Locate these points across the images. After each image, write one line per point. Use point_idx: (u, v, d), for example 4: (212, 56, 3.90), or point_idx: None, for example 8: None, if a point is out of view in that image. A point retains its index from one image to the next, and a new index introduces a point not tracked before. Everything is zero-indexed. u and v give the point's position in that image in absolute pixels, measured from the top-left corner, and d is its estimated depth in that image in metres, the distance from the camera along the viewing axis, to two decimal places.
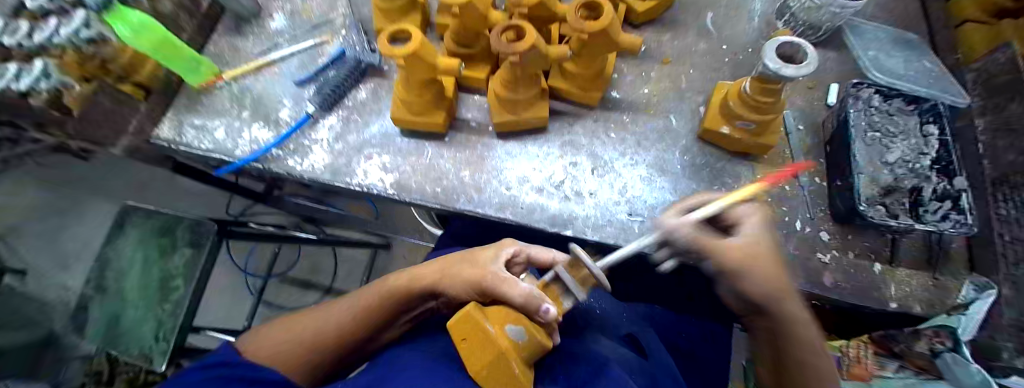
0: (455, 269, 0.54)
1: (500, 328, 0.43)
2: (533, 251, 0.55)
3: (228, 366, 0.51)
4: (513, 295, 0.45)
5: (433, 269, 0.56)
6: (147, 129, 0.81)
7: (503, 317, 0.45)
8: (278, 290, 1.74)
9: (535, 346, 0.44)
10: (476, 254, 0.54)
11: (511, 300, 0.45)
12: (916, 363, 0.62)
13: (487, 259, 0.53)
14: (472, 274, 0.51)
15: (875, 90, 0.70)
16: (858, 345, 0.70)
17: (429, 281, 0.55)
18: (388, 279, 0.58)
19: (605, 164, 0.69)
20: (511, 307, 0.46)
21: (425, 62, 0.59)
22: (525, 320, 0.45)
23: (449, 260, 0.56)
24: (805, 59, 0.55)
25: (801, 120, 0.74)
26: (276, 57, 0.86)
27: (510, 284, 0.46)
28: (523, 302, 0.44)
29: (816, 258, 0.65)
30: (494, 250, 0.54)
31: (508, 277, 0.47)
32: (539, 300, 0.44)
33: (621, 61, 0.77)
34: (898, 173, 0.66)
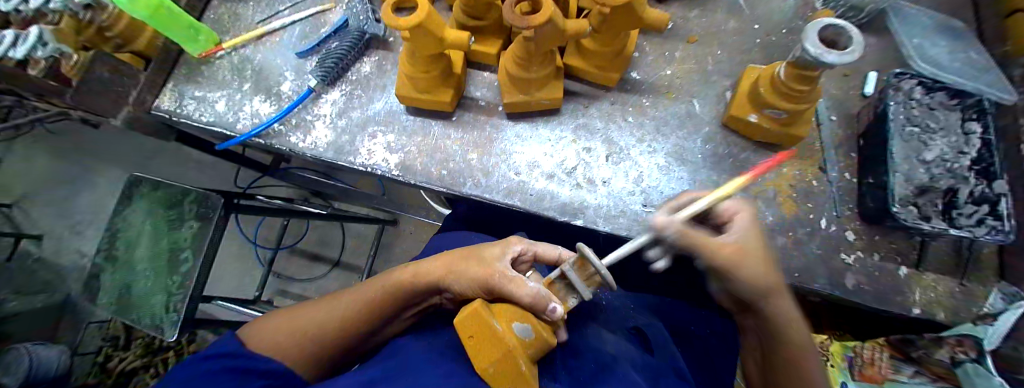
0: (462, 265, 0.52)
1: (507, 326, 0.41)
2: (541, 248, 0.53)
3: (235, 358, 0.49)
4: (522, 294, 0.43)
5: (438, 263, 0.54)
6: (148, 100, 0.78)
7: (512, 314, 0.42)
8: (287, 262, 1.76)
9: (542, 343, 0.43)
10: (481, 251, 0.52)
11: (517, 298, 0.43)
12: (936, 370, 0.59)
13: (493, 257, 0.51)
14: (479, 270, 0.49)
15: (918, 82, 0.64)
16: (874, 346, 0.65)
17: (435, 277, 0.53)
18: (392, 273, 0.56)
19: (621, 151, 0.66)
20: (519, 305, 0.44)
21: (432, 34, 0.55)
22: (533, 317, 0.43)
23: (453, 255, 0.54)
24: (849, 45, 0.50)
25: (834, 110, 0.68)
26: (278, 25, 0.81)
27: (517, 283, 0.44)
28: (532, 300, 0.43)
29: (839, 258, 0.61)
30: (500, 247, 0.52)
31: (516, 276, 0.45)
32: (547, 297, 0.43)
33: (643, 39, 0.72)
34: (935, 173, 0.61)
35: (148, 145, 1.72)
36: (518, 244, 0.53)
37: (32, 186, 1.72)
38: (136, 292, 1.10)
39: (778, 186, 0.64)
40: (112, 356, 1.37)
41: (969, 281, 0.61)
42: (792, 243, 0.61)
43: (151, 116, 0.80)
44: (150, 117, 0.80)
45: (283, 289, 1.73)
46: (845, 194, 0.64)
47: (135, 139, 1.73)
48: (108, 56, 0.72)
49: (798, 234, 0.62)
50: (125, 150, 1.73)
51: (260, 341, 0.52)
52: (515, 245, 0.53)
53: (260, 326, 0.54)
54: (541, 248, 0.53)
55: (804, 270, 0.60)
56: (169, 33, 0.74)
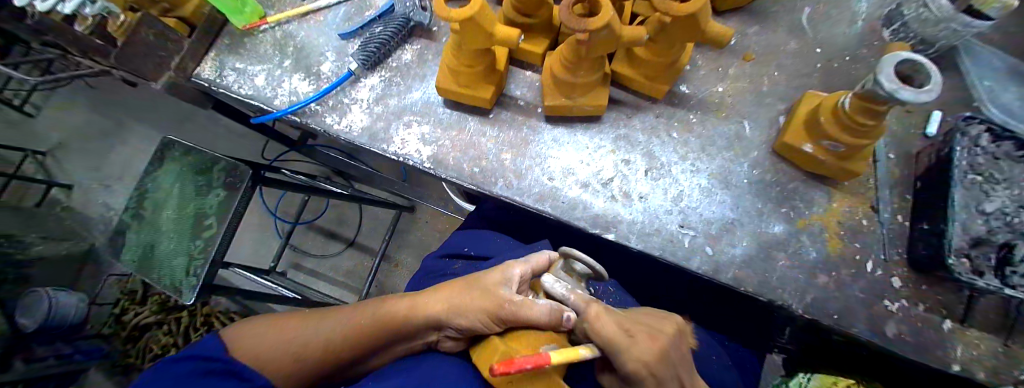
0: (464, 300, 0.54)
1: (537, 354, 0.48)
2: (534, 263, 0.57)
3: (216, 361, 0.55)
4: (538, 315, 0.50)
5: (438, 300, 0.57)
6: (189, 68, 0.79)
7: (537, 340, 0.50)
8: (304, 237, 1.78)
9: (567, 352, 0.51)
10: (485, 282, 0.55)
11: (536, 323, 0.50)
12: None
13: (494, 286, 0.54)
14: (480, 304, 0.52)
15: (987, 128, 0.58)
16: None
17: (433, 312, 0.56)
18: (388, 302, 0.59)
19: (662, 167, 0.63)
20: (538, 328, 0.51)
21: (483, 28, 0.54)
22: (553, 333, 0.51)
23: (452, 292, 0.57)
24: (926, 80, 0.47)
25: (893, 148, 0.64)
26: (324, 4, 0.81)
27: (529, 307, 0.50)
28: (550, 319, 0.50)
29: (882, 304, 0.58)
30: (500, 274, 0.55)
31: (525, 299, 0.50)
32: (561, 311, 0.51)
33: (696, 52, 0.69)
34: (993, 225, 0.56)
35: (182, 109, 1.76)
36: (514, 266, 0.56)
37: (67, 136, 1.77)
38: (160, 252, 1.11)
39: (824, 222, 0.60)
40: (128, 309, 1.42)
41: (1015, 342, 0.56)
42: (834, 284, 0.58)
43: (191, 83, 0.81)
44: (189, 84, 0.81)
45: (297, 262, 1.75)
46: (895, 237, 0.60)
47: (170, 101, 1.76)
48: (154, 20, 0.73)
49: (841, 274, 0.58)
50: (161, 111, 1.76)
51: (249, 351, 0.57)
52: (511, 267, 0.56)
53: (251, 329, 0.60)
54: (532, 263, 0.57)
55: (843, 312, 0.57)
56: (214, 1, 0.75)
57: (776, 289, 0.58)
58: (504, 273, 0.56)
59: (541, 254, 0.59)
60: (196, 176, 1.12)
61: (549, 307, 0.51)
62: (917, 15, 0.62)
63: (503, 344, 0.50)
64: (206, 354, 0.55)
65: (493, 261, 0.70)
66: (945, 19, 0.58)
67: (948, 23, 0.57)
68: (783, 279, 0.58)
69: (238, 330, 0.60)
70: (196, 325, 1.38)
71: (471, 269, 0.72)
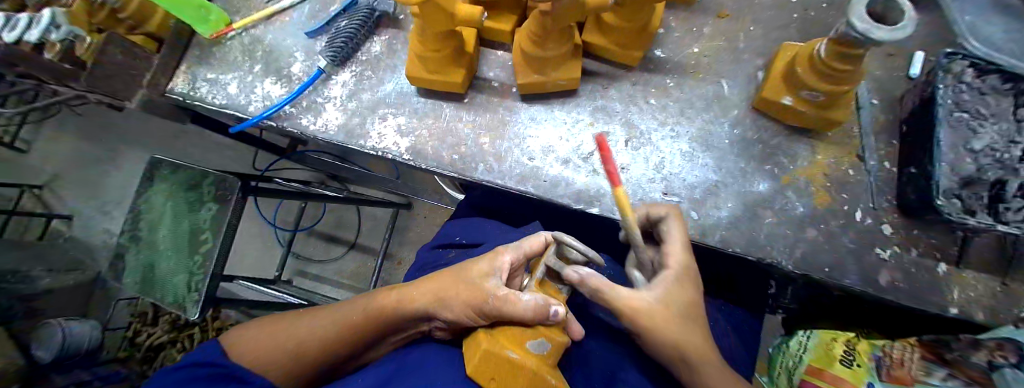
0: (451, 292, 0.54)
1: (523, 350, 0.45)
2: (526, 248, 0.56)
3: (217, 366, 0.55)
4: (522, 310, 0.47)
5: (426, 290, 0.57)
6: (161, 83, 0.78)
7: (523, 335, 0.46)
8: (305, 243, 1.79)
9: (559, 346, 0.48)
10: (470, 272, 0.54)
11: (521, 318, 0.47)
12: (971, 373, 0.50)
13: (481, 277, 0.53)
14: (467, 296, 0.52)
15: (970, 63, 0.56)
16: (904, 346, 0.56)
17: (421, 304, 0.56)
18: (376, 295, 0.60)
19: (641, 135, 0.62)
20: (523, 324, 0.47)
21: (443, 10, 0.52)
22: (542, 327, 0.48)
23: (439, 282, 0.56)
24: (899, 18, 0.45)
25: (876, 93, 0.63)
26: (288, 4, 0.79)
27: (514, 301, 0.47)
28: (536, 314, 0.47)
29: (874, 252, 0.57)
30: (488, 263, 0.54)
31: (509, 293, 0.48)
32: (548, 305, 0.47)
33: (669, 14, 0.67)
34: (982, 163, 0.54)
35: (170, 128, 1.75)
36: (504, 253, 0.55)
37: (61, 166, 1.78)
38: (160, 272, 1.12)
39: (811, 175, 0.59)
40: (140, 331, 1.45)
41: (1013, 279, 0.55)
42: (823, 237, 0.57)
43: (165, 99, 0.80)
44: (164, 99, 0.80)
45: (300, 269, 1.76)
46: (883, 184, 0.59)
47: (157, 121, 1.76)
48: (120, 39, 0.72)
49: (830, 226, 0.58)
50: (150, 133, 1.76)
51: (245, 355, 0.57)
52: (501, 254, 0.55)
53: (248, 334, 0.60)
54: (524, 247, 0.56)
55: (835, 265, 0.57)
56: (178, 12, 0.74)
57: (766, 247, 0.57)
58: (492, 262, 0.55)
59: (536, 236, 0.57)
60: (186, 192, 1.11)
61: (534, 303, 0.47)
62: None
63: (488, 340, 0.46)
64: (203, 360, 0.56)
65: (483, 247, 0.70)
66: None
67: None
68: (772, 237, 0.57)
69: (234, 337, 0.61)
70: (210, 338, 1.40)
71: (462, 257, 0.73)
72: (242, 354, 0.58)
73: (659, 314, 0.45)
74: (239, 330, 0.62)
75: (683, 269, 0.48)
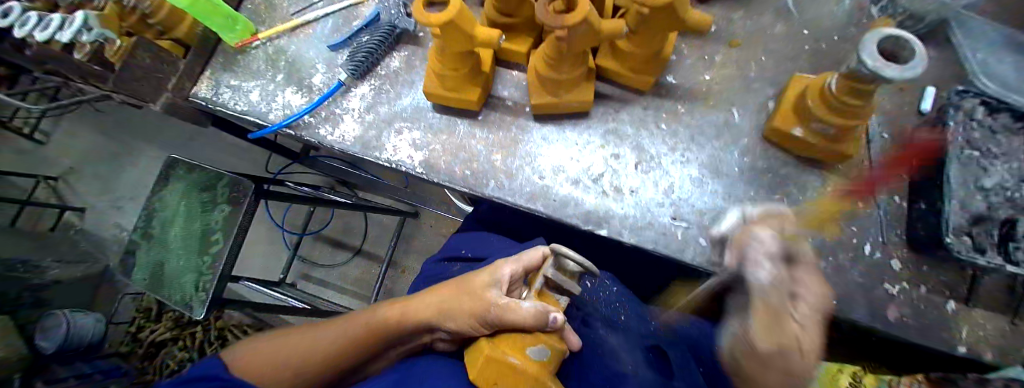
0: (455, 303, 0.56)
1: (525, 356, 0.48)
2: (526, 260, 0.57)
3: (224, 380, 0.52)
4: (523, 318, 0.50)
5: (432, 303, 0.59)
6: (185, 88, 0.80)
7: (524, 341, 0.49)
8: (311, 248, 1.81)
9: (558, 353, 0.50)
10: (473, 284, 0.57)
11: (521, 326, 0.50)
12: None
13: (482, 288, 0.55)
14: (469, 306, 0.54)
15: (982, 101, 0.57)
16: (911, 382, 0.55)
17: (426, 316, 0.59)
18: (380, 308, 0.61)
19: (651, 159, 0.63)
20: (524, 331, 0.50)
21: (463, 31, 0.54)
22: (541, 334, 0.51)
23: (443, 295, 0.59)
24: (912, 57, 0.46)
25: (887, 127, 0.63)
26: (312, 17, 0.82)
27: (515, 310, 0.50)
28: (536, 321, 0.50)
29: (882, 287, 0.57)
30: (489, 276, 0.57)
31: (510, 302, 0.51)
32: (547, 312, 0.50)
33: (681, 41, 0.69)
34: (992, 202, 0.55)
35: (187, 128, 1.79)
36: (504, 266, 0.57)
37: (79, 161, 1.82)
38: (169, 270, 1.14)
39: (819, 206, 0.60)
40: (144, 327, 1.46)
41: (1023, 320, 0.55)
42: (831, 269, 0.57)
43: (188, 103, 0.83)
44: (187, 104, 0.83)
45: (305, 273, 1.78)
46: (892, 218, 0.59)
47: (174, 120, 1.80)
48: (148, 44, 0.74)
49: (838, 258, 0.58)
50: (167, 132, 1.80)
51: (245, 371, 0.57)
52: (501, 267, 0.57)
53: (248, 349, 0.60)
54: (523, 260, 0.57)
55: (842, 297, 0.56)
56: (204, 20, 0.76)
57: None
58: (494, 275, 0.57)
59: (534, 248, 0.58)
60: (201, 194, 1.14)
61: (534, 310, 0.50)
62: None
63: (490, 346, 0.49)
64: (211, 374, 0.53)
65: (487, 260, 0.72)
66: None
67: None
68: None
69: (233, 352, 0.60)
70: (211, 339, 1.42)
71: (465, 270, 0.74)
72: (242, 371, 0.57)
73: (796, 353, 0.38)
74: (239, 346, 0.61)
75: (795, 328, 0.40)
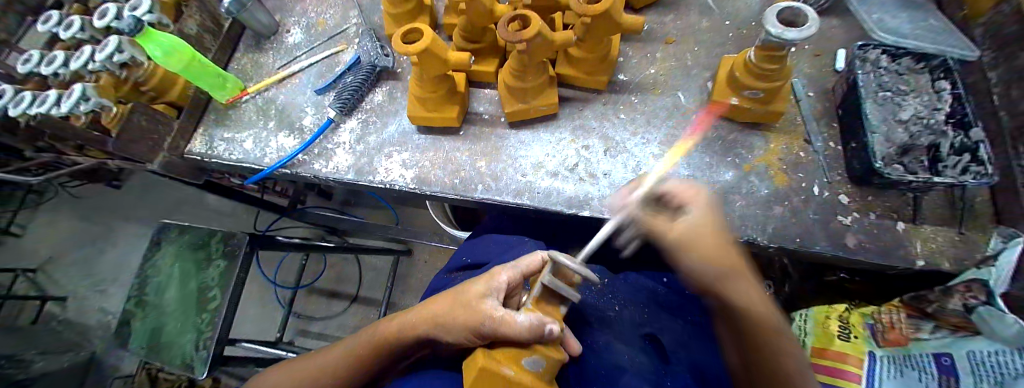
0: (449, 316, 0.59)
1: (519, 367, 0.50)
2: (521, 268, 0.61)
3: None
4: (518, 331, 0.50)
5: (423, 316, 0.62)
6: (181, 146, 0.87)
7: (519, 353, 0.51)
8: (306, 302, 1.80)
9: (555, 362, 0.52)
10: (467, 295, 0.59)
11: (519, 338, 0.50)
12: (952, 321, 0.58)
13: (479, 300, 0.57)
14: (463, 317, 0.56)
15: (882, 51, 0.69)
16: (891, 310, 0.65)
17: (422, 330, 0.61)
18: (379, 327, 0.65)
19: (618, 145, 0.71)
20: (522, 344, 0.52)
21: (438, 56, 0.63)
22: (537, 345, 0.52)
23: (435, 308, 0.61)
24: (807, 22, 0.56)
25: (811, 88, 0.74)
26: (296, 68, 0.90)
27: (510, 322, 0.51)
28: (530, 335, 0.50)
29: (837, 220, 0.64)
30: (484, 285, 0.59)
31: (505, 316, 0.52)
32: (543, 325, 0.51)
33: (626, 44, 0.79)
34: (913, 131, 0.64)
35: (170, 199, 1.81)
36: (501, 273, 0.60)
37: (59, 249, 1.79)
38: (167, 334, 1.10)
39: (768, 161, 0.68)
40: None
41: (968, 229, 0.63)
42: (789, 213, 0.65)
43: (184, 160, 0.88)
44: (183, 161, 0.88)
45: (303, 328, 1.75)
46: (832, 162, 0.68)
47: (157, 194, 1.82)
48: (145, 108, 0.80)
49: (793, 203, 0.65)
50: (152, 207, 1.81)
51: None
52: (497, 275, 0.60)
53: (269, 379, 0.68)
54: (520, 267, 0.61)
55: (802, 235, 0.63)
56: (200, 82, 0.83)
57: (739, 226, 0.64)
58: (490, 283, 0.60)
59: (533, 257, 0.62)
60: (194, 252, 1.13)
61: (529, 323, 0.51)
62: None
63: (485, 356, 0.51)
64: None
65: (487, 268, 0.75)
66: None
67: None
68: (744, 218, 0.65)
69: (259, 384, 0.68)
70: None
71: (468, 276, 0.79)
72: None
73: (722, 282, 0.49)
74: (263, 378, 0.69)
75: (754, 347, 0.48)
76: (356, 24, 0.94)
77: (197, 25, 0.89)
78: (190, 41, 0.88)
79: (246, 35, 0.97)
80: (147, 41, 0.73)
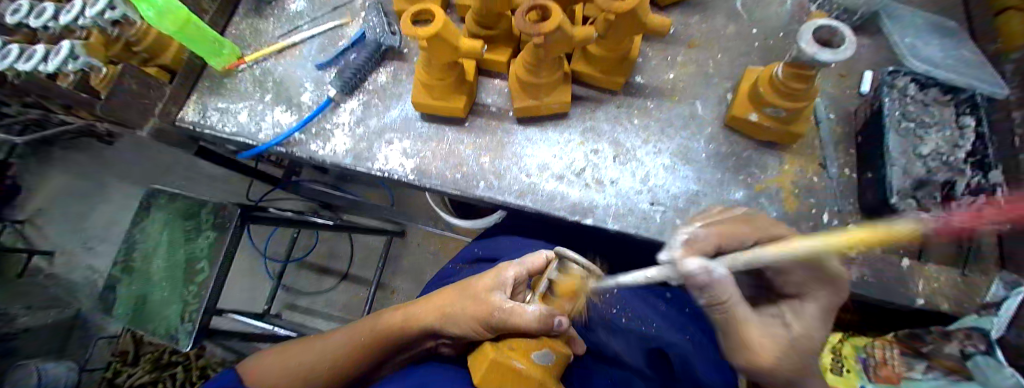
0: (455, 307, 0.58)
1: (530, 361, 0.49)
2: (529, 264, 0.59)
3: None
4: (529, 322, 0.51)
5: (431, 308, 0.61)
6: (173, 112, 0.82)
7: (529, 345, 0.51)
8: (295, 275, 1.78)
9: (564, 357, 0.52)
10: (476, 288, 0.58)
11: (528, 329, 0.51)
12: (946, 363, 0.61)
13: (487, 292, 0.57)
14: (473, 309, 0.55)
15: (911, 78, 0.67)
16: (884, 346, 0.68)
17: (429, 320, 0.60)
18: (384, 315, 0.63)
19: (627, 152, 0.68)
20: (531, 336, 0.52)
21: (448, 43, 0.59)
22: (547, 339, 0.52)
23: (444, 300, 0.60)
24: (843, 43, 0.53)
25: (832, 109, 0.71)
26: (298, 39, 0.86)
27: (521, 313, 0.52)
28: (541, 325, 0.51)
29: (843, 251, 0.63)
30: (492, 278, 0.59)
31: (515, 306, 0.52)
32: (553, 316, 0.52)
33: (646, 45, 0.75)
34: (931, 165, 0.62)
35: (160, 159, 1.76)
36: (508, 268, 0.59)
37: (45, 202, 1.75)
38: (152, 303, 1.08)
39: (780, 183, 0.66)
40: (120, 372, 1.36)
41: (971, 271, 0.62)
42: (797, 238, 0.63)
43: (175, 127, 0.84)
44: (174, 128, 0.84)
45: (291, 302, 1.74)
46: (845, 190, 0.66)
47: (147, 153, 1.77)
48: (136, 72, 0.76)
49: (802, 229, 0.64)
50: (142, 166, 1.77)
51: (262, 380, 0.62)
52: (505, 270, 0.59)
53: (261, 359, 0.65)
54: (527, 264, 0.59)
55: None
56: (194, 46, 0.78)
57: None
58: (497, 277, 0.59)
59: (537, 254, 0.60)
60: (184, 221, 1.10)
61: (539, 313, 0.52)
62: None
63: (495, 351, 0.50)
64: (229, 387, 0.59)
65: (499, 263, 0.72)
66: None
67: None
68: None
69: (251, 364, 0.65)
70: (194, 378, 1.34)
71: (478, 268, 0.76)
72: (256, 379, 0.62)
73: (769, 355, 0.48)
74: (255, 359, 0.66)
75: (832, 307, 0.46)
76: None
77: None
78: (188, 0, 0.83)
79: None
80: (141, 1, 0.67)
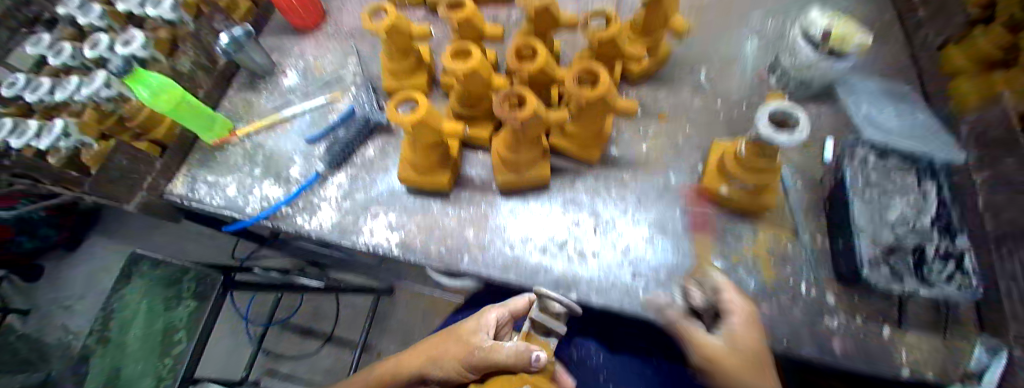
0: (442, 350, 0.60)
1: None
2: (512, 306, 0.62)
3: None
4: (505, 355, 0.53)
5: (420, 353, 0.63)
6: (162, 186, 0.84)
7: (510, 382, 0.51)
8: (279, 339, 1.72)
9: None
10: (460, 330, 0.61)
11: (507, 365, 0.52)
12: None
13: (470, 334, 0.60)
14: (458, 350, 0.58)
15: (869, 148, 0.70)
16: None
17: (416, 366, 0.62)
18: (377, 366, 0.65)
19: (606, 222, 0.71)
20: (511, 372, 0.52)
21: (432, 126, 0.62)
22: (526, 375, 0.52)
23: (431, 344, 0.62)
24: (795, 122, 0.57)
25: (799, 177, 0.75)
26: (290, 115, 0.89)
27: (498, 349, 0.53)
28: (518, 359, 0.52)
29: (823, 321, 0.63)
30: (475, 322, 0.61)
31: (493, 343, 0.54)
32: (529, 351, 0.52)
33: (619, 118, 0.80)
34: (898, 233, 0.63)
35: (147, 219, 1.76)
36: (490, 311, 0.62)
37: None
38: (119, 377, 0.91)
39: (754, 252, 0.68)
40: None
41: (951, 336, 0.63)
42: (775, 309, 0.64)
43: (162, 201, 0.85)
44: (163, 201, 0.85)
45: (273, 368, 1.67)
46: (820, 257, 0.68)
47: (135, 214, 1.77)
48: (128, 148, 0.78)
49: (780, 297, 0.65)
50: (130, 226, 1.75)
51: None
52: (488, 313, 0.62)
53: None
54: (510, 306, 0.62)
55: (790, 335, 0.62)
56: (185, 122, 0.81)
57: None
58: (481, 321, 0.61)
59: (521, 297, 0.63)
60: None
61: (516, 349, 0.52)
62: (792, 64, 0.77)
63: None
64: None
65: None
66: (817, 62, 0.72)
67: (819, 63, 0.72)
68: None
69: None
70: None
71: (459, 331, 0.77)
72: None
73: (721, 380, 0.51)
74: None
75: (744, 313, 0.53)
76: (353, 73, 0.94)
77: (193, 64, 0.89)
78: (183, 78, 0.87)
79: (242, 74, 0.96)
80: (136, 82, 0.72)
